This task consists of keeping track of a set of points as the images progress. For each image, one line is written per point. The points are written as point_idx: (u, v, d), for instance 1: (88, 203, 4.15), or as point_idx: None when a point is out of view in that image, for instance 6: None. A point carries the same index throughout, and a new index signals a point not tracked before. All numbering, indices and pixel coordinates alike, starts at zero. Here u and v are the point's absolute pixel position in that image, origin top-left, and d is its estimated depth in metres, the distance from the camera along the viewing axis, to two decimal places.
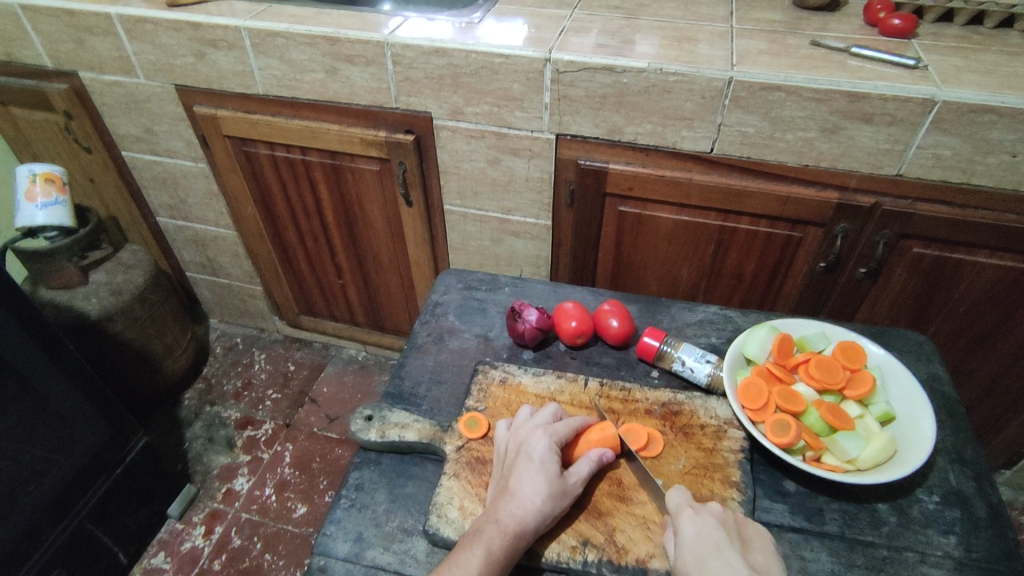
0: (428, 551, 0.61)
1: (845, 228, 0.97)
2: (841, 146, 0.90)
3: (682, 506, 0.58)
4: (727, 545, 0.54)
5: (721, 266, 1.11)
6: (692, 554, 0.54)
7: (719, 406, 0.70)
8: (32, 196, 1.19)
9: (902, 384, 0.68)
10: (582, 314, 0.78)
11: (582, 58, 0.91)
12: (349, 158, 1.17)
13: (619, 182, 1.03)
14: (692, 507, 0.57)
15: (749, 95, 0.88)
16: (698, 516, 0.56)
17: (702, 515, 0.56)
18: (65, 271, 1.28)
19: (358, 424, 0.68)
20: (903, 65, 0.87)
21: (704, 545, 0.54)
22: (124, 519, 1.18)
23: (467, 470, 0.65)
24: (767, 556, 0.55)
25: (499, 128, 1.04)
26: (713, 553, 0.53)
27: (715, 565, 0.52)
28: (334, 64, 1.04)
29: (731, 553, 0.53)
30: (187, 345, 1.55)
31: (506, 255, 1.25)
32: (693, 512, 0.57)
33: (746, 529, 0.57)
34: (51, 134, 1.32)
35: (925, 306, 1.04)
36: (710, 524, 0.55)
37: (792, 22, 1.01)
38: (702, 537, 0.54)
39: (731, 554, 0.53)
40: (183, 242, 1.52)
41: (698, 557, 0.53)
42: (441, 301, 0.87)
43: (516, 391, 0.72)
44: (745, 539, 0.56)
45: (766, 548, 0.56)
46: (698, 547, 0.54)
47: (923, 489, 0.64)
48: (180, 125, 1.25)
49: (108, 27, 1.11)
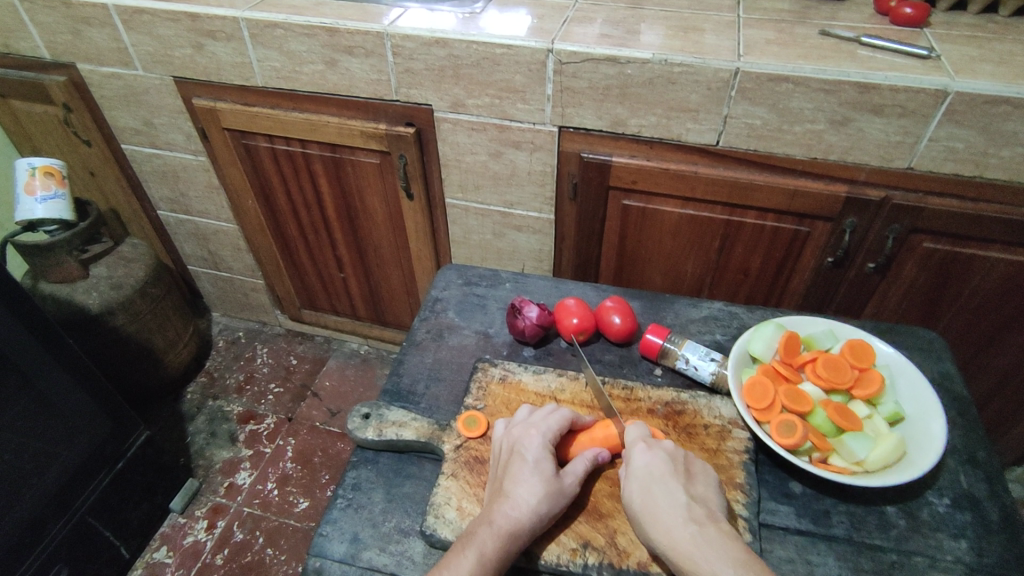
0: (426, 552, 0.60)
1: (854, 223, 0.95)
2: (851, 139, 0.88)
3: (636, 441, 0.61)
4: (669, 477, 0.57)
5: (726, 261, 1.09)
6: (635, 482, 0.58)
7: (723, 405, 0.68)
8: (31, 189, 1.18)
9: (912, 383, 0.67)
10: (583, 310, 0.76)
11: (585, 49, 0.89)
12: (349, 151, 1.16)
13: (623, 176, 1.01)
14: (644, 442, 0.61)
15: (756, 86, 0.86)
16: (648, 451, 0.60)
17: (653, 449, 0.60)
18: (65, 265, 1.28)
19: (355, 422, 0.67)
20: (915, 55, 0.85)
21: (649, 476, 0.58)
22: (125, 514, 1.18)
23: (466, 470, 0.63)
24: (711, 486, 0.58)
25: (500, 120, 1.02)
26: (655, 483, 0.57)
27: (655, 493, 0.57)
28: (333, 56, 1.02)
29: (674, 484, 0.57)
30: (189, 340, 1.55)
31: (508, 249, 1.23)
32: (645, 446, 0.60)
33: (696, 464, 0.60)
34: (50, 127, 1.31)
35: (935, 302, 1.02)
36: (658, 457, 0.59)
37: (800, 12, 0.99)
38: (648, 468, 0.59)
39: (672, 484, 0.57)
40: (184, 236, 1.51)
41: (641, 485, 0.58)
42: (441, 297, 0.86)
43: (516, 389, 0.71)
44: (692, 472, 0.59)
45: (713, 481, 0.59)
46: (644, 476, 0.58)
47: (933, 491, 0.63)
48: (179, 117, 1.23)
49: (105, 18, 1.09)
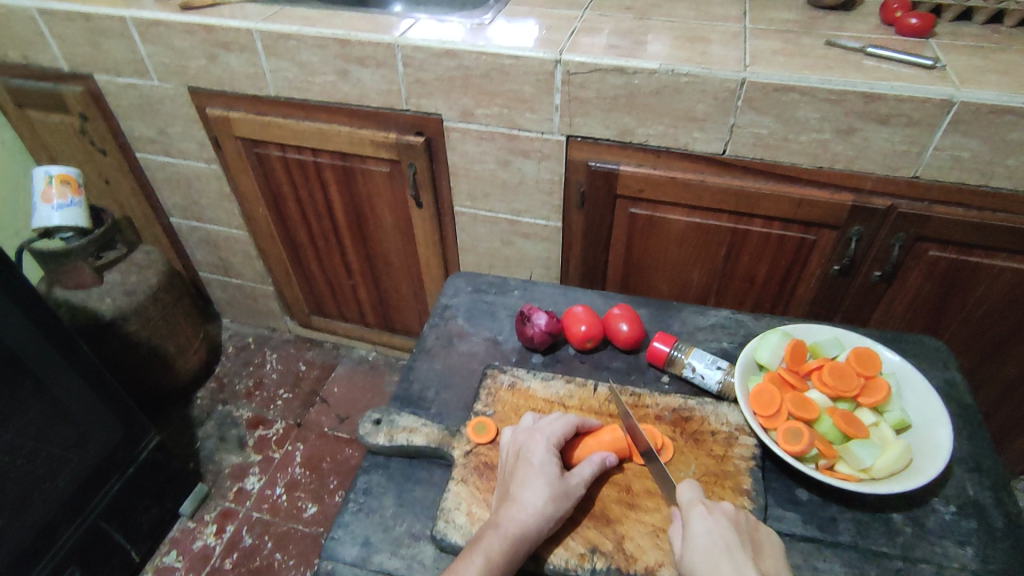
0: (436, 556, 0.60)
1: (860, 231, 0.96)
2: (856, 148, 0.88)
3: (695, 503, 0.57)
4: (738, 549, 0.53)
5: (732, 269, 1.09)
6: (700, 552, 0.54)
7: (730, 412, 0.69)
8: (48, 197, 1.21)
9: (918, 391, 0.67)
10: (591, 317, 0.77)
11: (593, 60, 0.91)
12: (359, 160, 1.18)
13: (630, 184, 1.02)
14: (705, 506, 0.57)
15: (762, 96, 0.87)
16: (711, 516, 0.56)
17: (715, 515, 0.56)
18: (80, 271, 1.30)
19: (367, 428, 0.68)
20: (920, 65, 0.86)
21: (715, 546, 0.54)
22: (136, 518, 1.19)
23: (475, 475, 0.64)
24: (777, 561, 0.55)
25: (509, 129, 1.03)
26: (724, 556, 0.53)
27: (723, 567, 0.52)
28: (345, 66, 1.04)
29: (740, 556, 0.53)
30: (200, 345, 1.57)
31: (516, 257, 1.24)
32: (706, 511, 0.56)
33: (759, 535, 0.56)
34: (66, 136, 1.34)
35: (942, 310, 1.02)
36: (722, 525, 0.55)
37: (806, 22, 1.00)
38: (712, 535, 0.54)
39: (741, 559, 0.53)
40: (196, 243, 1.54)
41: (707, 557, 0.53)
42: (450, 304, 0.87)
43: (524, 396, 0.71)
44: (756, 544, 0.55)
45: (778, 555, 0.55)
46: (709, 546, 0.54)
47: (939, 499, 0.63)
48: (193, 126, 1.25)
49: (122, 30, 1.12)
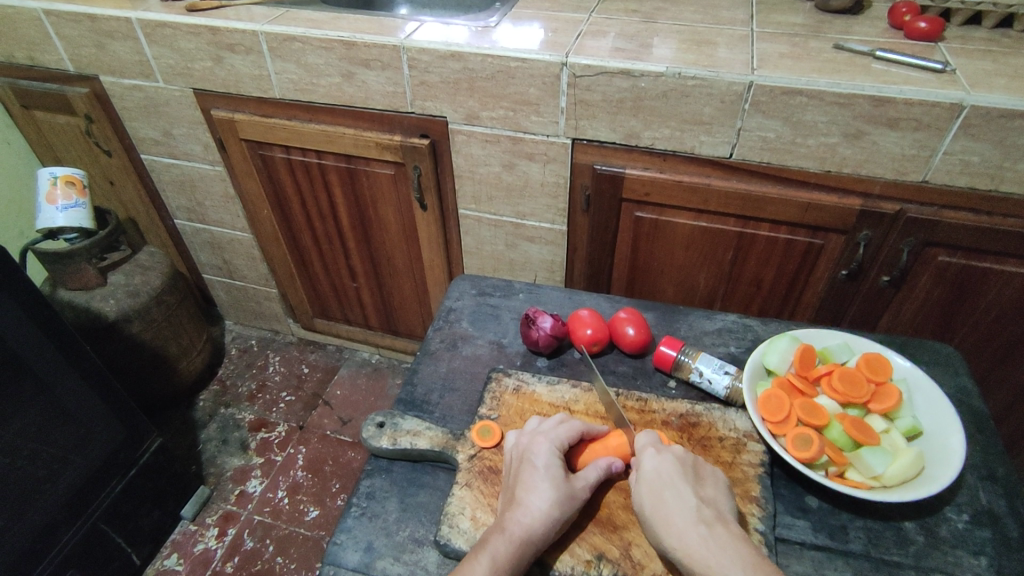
0: (439, 562, 0.60)
1: (868, 236, 0.95)
2: (865, 152, 0.88)
3: (645, 446, 0.62)
4: (679, 481, 0.58)
5: (739, 273, 1.09)
6: (646, 486, 0.58)
7: (738, 418, 0.68)
8: (53, 198, 1.20)
9: (930, 398, 0.66)
10: (597, 321, 0.77)
11: (599, 62, 0.90)
12: (364, 162, 1.17)
13: (636, 188, 1.01)
14: (654, 447, 0.61)
15: (770, 100, 0.86)
16: (658, 455, 0.60)
17: (661, 454, 0.60)
18: (83, 272, 1.29)
19: (370, 431, 0.68)
20: (930, 69, 0.85)
21: (659, 479, 0.58)
22: (137, 520, 1.18)
23: (480, 479, 0.64)
24: (722, 489, 0.59)
25: (514, 132, 1.03)
26: (665, 487, 0.58)
27: (665, 497, 0.57)
28: (350, 68, 1.04)
29: (683, 487, 0.57)
30: (203, 347, 1.56)
31: (521, 260, 1.24)
32: (654, 451, 0.61)
33: (705, 467, 0.61)
34: (72, 137, 1.34)
35: (951, 316, 1.01)
36: (668, 461, 0.59)
37: (814, 26, 0.99)
38: (659, 471, 0.59)
39: (681, 487, 0.57)
40: (200, 245, 1.53)
41: (650, 489, 0.58)
42: (455, 307, 0.86)
43: (530, 400, 0.71)
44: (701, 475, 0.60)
45: (724, 485, 0.60)
46: (653, 481, 0.59)
47: (952, 507, 0.62)
48: (198, 128, 1.25)
49: (128, 32, 1.12)
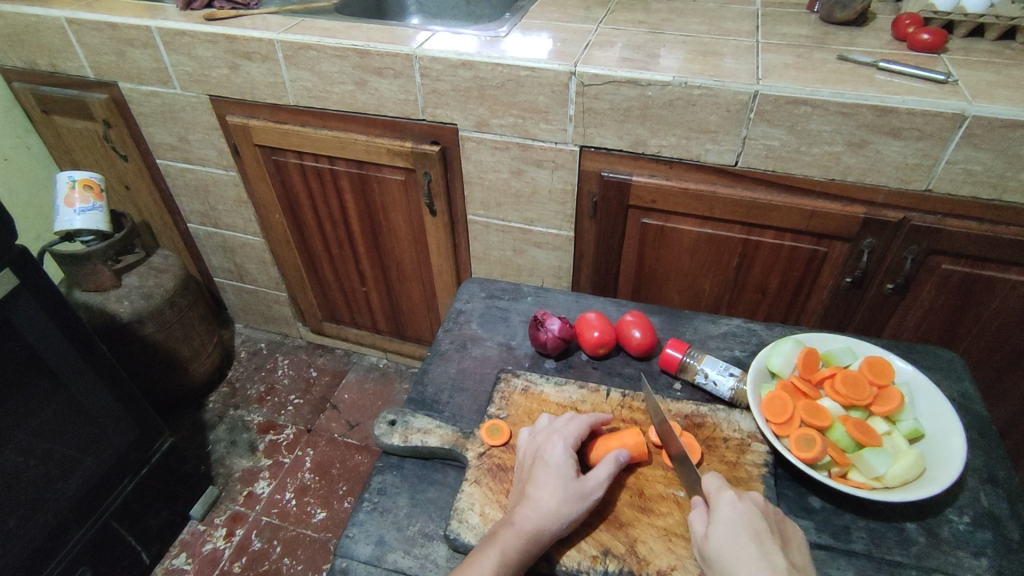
0: (449, 556, 0.61)
1: (872, 244, 0.96)
2: (868, 161, 0.89)
3: (724, 491, 0.58)
4: (767, 536, 0.54)
5: (744, 280, 1.10)
6: (728, 534, 0.54)
7: (742, 419, 0.69)
8: (71, 201, 1.23)
9: (931, 401, 0.67)
10: (604, 324, 0.78)
11: (607, 72, 0.92)
12: (375, 168, 1.20)
13: (642, 195, 1.03)
14: (734, 494, 0.57)
15: (775, 109, 0.88)
16: (741, 503, 0.56)
17: (745, 502, 0.57)
18: (99, 274, 1.32)
19: (382, 428, 0.70)
20: (933, 79, 0.86)
21: (742, 530, 0.54)
22: (147, 519, 1.20)
23: (489, 476, 0.65)
24: (803, 550, 0.56)
25: (523, 139, 1.05)
26: (751, 540, 0.53)
27: (749, 549, 0.53)
28: (363, 76, 1.06)
29: (768, 542, 0.54)
30: (213, 350, 1.58)
31: (528, 266, 1.25)
32: (735, 497, 0.57)
33: (785, 524, 0.57)
34: (90, 142, 1.37)
35: (956, 324, 1.02)
36: (751, 512, 0.55)
37: (819, 37, 1.01)
38: (741, 520, 0.55)
39: (769, 545, 0.53)
40: (212, 248, 1.56)
41: (734, 539, 0.54)
42: (465, 309, 0.88)
43: (538, 400, 0.72)
44: (783, 535, 0.56)
45: (803, 546, 0.56)
46: (735, 530, 0.54)
47: (954, 509, 0.63)
48: (213, 134, 1.28)
49: (148, 40, 1.15)
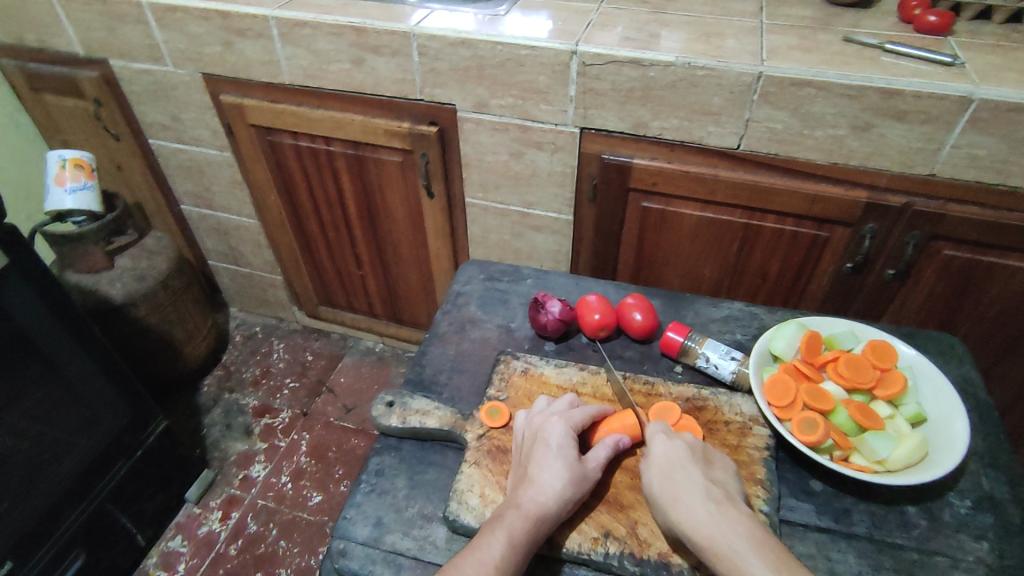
0: (448, 538, 0.60)
1: (874, 229, 0.96)
2: (873, 144, 0.88)
3: (656, 432, 0.62)
4: (691, 465, 0.58)
5: (744, 265, 1.09)
6: (657, 468, 0.59)
7: (744, 402, 0.69)
8: (61, 181, 1.20)
9: (935, 385, 0.67)
10: (605, 306, 0.77)
11: (609, 51, 0.90)
12: (372, 149, 1.18)
13: (643, 178, 1.02)
14: (665, 433, 0.61)
15: (779, 91, 0.87)
16: (669, 441, 0.61)
17: (673, 441, 0.61)
18: (91, 255, 1.30)
19: (380, 410, 0.69)
20: (939, 62, 0.85)
21: (669, 462, 0.59)
22: (142, 502, 1.19)
23: (489, 459, 0.64)
24: (729, 476, 0.60)
25: (523, 121, 1.03)
26: (676, 470, 0.58)
27: (675, 478, 0.57)
28: (360, 55, 1.04)
29: (693, 469, 0.58)
30: (208, 333, 1.57)
31: (527, 250, 1.24)
32: (665, 437, 0.61)
33: (714, 454, 0.61)
34: (81, 121, 1.35)
35: (956, 309, 1.02)
36: (679, 447, 0.60)
37: (824, 19, 0.99)
38: (670, 456, 0.59)
39: (693, 471, 0.58)
40: (206, 230, 1.54)
41: (662, 471, 0.58)
42: (463, 291, 0.87)
43: (538, 381, 0.72)
44: (711, 461, 0.60)
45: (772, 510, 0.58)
46: (664, 464, 0.59)
47: (954, 492, 0.63)
48: (206, 114, 1.26)
49: (138, 15, 1.12)
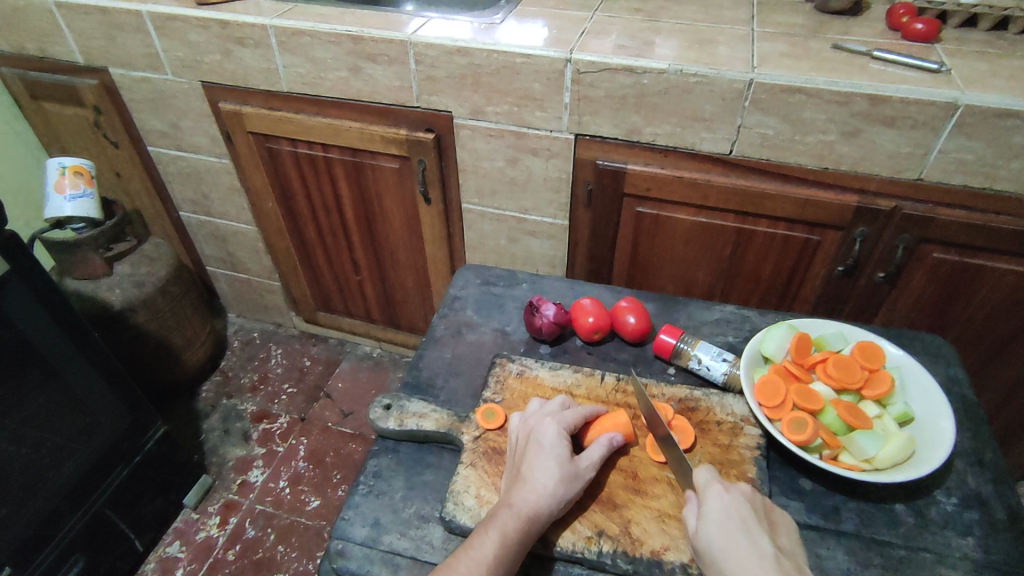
0: (444, 538, 0.61)
1: (864, 232, 0.97)
2: (862, 149, 0.90)
3: (711, 483, 0.58)
4: (754, 524, 0.55)
5: (737, 269, 1.11)
6: (716, 526, 0.55)
7: (735, 403, 0.70)
8: (61, 188, 1.21)
9: (922, 384, 0.68)
10: (599, 309, 0.78)
11: (603, 59, 0.92)
12: (369, 156, 1.19)
13: (637, 183, 1.03)
14: (721, 484, 0.58)
15: (770, 97, 0.88)
16: (727, 494, 0.57)
17: (732, 493, 0.57)
18: (90, 262, 1.31)
19: (377, 413, 0.70)
20: (926, 69, 0.87)
21: (731, 522, 0.55)
22: (141, 507, 1.19)
23: (484, 460, 0.65)
24: (790, 537, 0.56)
25: (518, 127, 1.05)
26: (739, 530, 0.54)
27: (738, 539, 0.54)
28: (357, 63, 1.05)
29: (756, 531, 0.54)
30: (207, 339, 1.58)
31: (523, 255, 1.25)
32: (722, 489, 0.57)
33: (773, 511, 0.58)
34: (80, 128, 1.36)
35: (946, 311, 1.03)
36: (739, 502, 0.56)
37: (813, 26, 1.01)
38: (730, 512, 0.55)
39: (757, 534, 0.54)
40: (204, 237, 1.55)
41: (723, 530, 0.54)
42: (460, 296, 0.88)
43: (533, 384, 0.73)
44: (770, 520, 0.57)
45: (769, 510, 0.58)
46: (724, 523, 0.55)
47: (942, 491, 0.64)
48: (205, 121, 1.27)
49: (138, 24, 1.14)
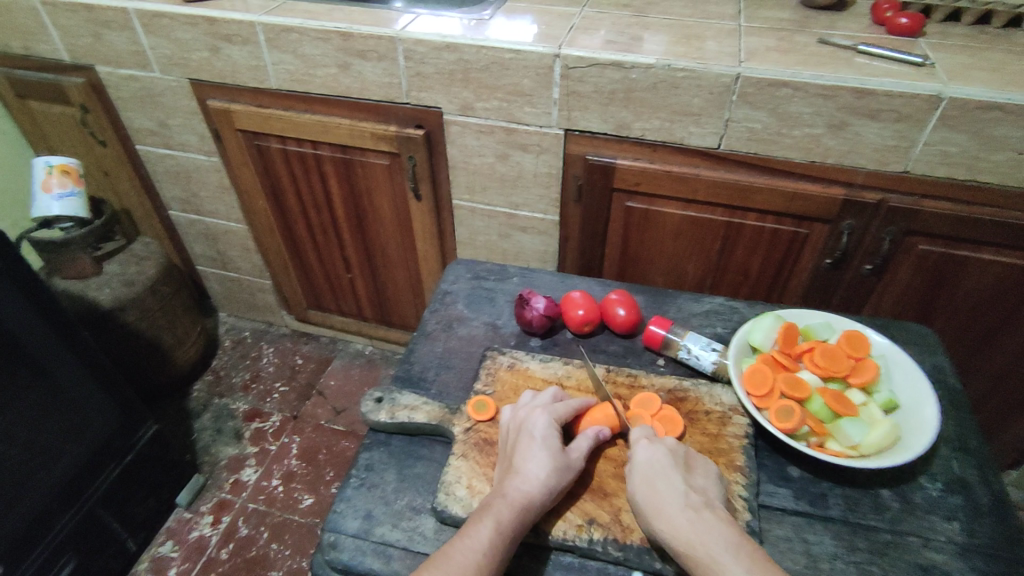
0: (437, 528, 0.62)
1: (851, 225, 0.98)
2: (848, 143, 0.91)
3: (638, 438, 0.63)
4: (670, 470, 0.59)
5: (727, 263, 1.12)
6: (638, 474, 0.60)
7: (724, 393, 0.71)
8: (48, 187, 1.21)
9: (907, 372, 0.69)
10: (589, 302, 0.79)
11: (591, 54, 0.92)
12: (360, 153, 1.19)
13: (626, 177, 1.04)
14: (648, 438, 0.62)
15: (757, 91, 0.89)
16: (651, 447, 0.61)
17: (654, 445, 0.61)
18: (79, 261, 1.30)
19: (369, 406, 0.70)
20: (909, 63, 0.88)
21: (651, 468, 0.60)
22: (132, 506, 1.19)
23: (475, 451, 0.66)
24: (711, 480, 0.60)
25: (508, 123, 1.05)
26: (657, 476, 0.59)
27: (656, 484, 0.58)
28: (347, 59, 1.05)
29: (672, 474, 0.59)
30: (198, 338, 1.57)
31: (513, 250, 1.26)
32: (647, 442, 0.62)
33: (696, 459, 0.62)
34: (67, 127, 1.35)
35: (932, 302, 1.04)
36: (659, 452, 0.61)
37: (800, 21, 1.02)
38: (651, 462, 0.60)
39: (672, 476, 0.59)
40: (194, 236, 1.54)
41: (642, 477, 0.59)
42: (451, 290, 0.88)
43: (523, 376, 0.73)
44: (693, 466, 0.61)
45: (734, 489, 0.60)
46: (643, 471, 0.60)
47: (927, 476, 0.65)
48: (194, 119, 1.26)
49: (125, 22, 1.13)
